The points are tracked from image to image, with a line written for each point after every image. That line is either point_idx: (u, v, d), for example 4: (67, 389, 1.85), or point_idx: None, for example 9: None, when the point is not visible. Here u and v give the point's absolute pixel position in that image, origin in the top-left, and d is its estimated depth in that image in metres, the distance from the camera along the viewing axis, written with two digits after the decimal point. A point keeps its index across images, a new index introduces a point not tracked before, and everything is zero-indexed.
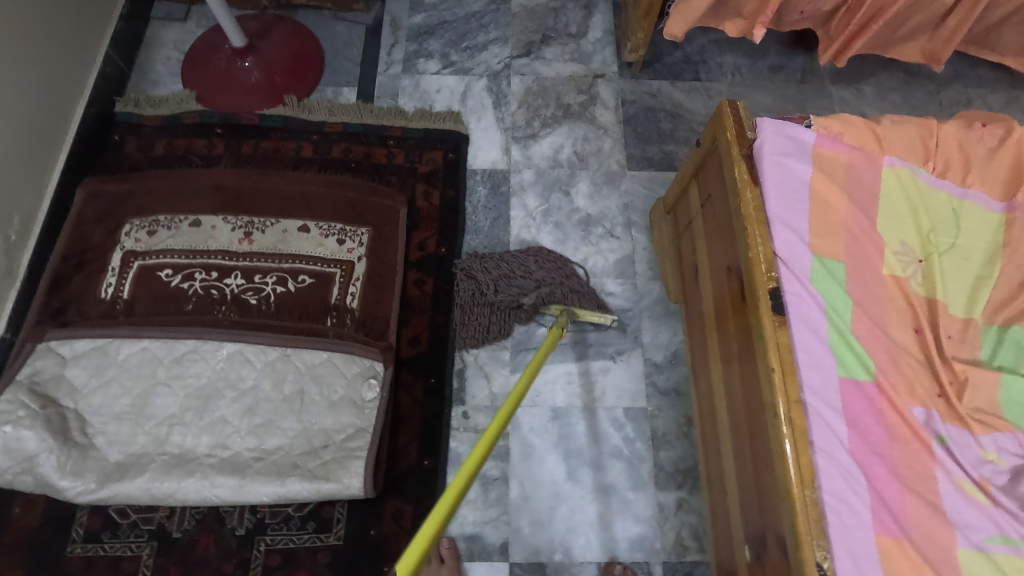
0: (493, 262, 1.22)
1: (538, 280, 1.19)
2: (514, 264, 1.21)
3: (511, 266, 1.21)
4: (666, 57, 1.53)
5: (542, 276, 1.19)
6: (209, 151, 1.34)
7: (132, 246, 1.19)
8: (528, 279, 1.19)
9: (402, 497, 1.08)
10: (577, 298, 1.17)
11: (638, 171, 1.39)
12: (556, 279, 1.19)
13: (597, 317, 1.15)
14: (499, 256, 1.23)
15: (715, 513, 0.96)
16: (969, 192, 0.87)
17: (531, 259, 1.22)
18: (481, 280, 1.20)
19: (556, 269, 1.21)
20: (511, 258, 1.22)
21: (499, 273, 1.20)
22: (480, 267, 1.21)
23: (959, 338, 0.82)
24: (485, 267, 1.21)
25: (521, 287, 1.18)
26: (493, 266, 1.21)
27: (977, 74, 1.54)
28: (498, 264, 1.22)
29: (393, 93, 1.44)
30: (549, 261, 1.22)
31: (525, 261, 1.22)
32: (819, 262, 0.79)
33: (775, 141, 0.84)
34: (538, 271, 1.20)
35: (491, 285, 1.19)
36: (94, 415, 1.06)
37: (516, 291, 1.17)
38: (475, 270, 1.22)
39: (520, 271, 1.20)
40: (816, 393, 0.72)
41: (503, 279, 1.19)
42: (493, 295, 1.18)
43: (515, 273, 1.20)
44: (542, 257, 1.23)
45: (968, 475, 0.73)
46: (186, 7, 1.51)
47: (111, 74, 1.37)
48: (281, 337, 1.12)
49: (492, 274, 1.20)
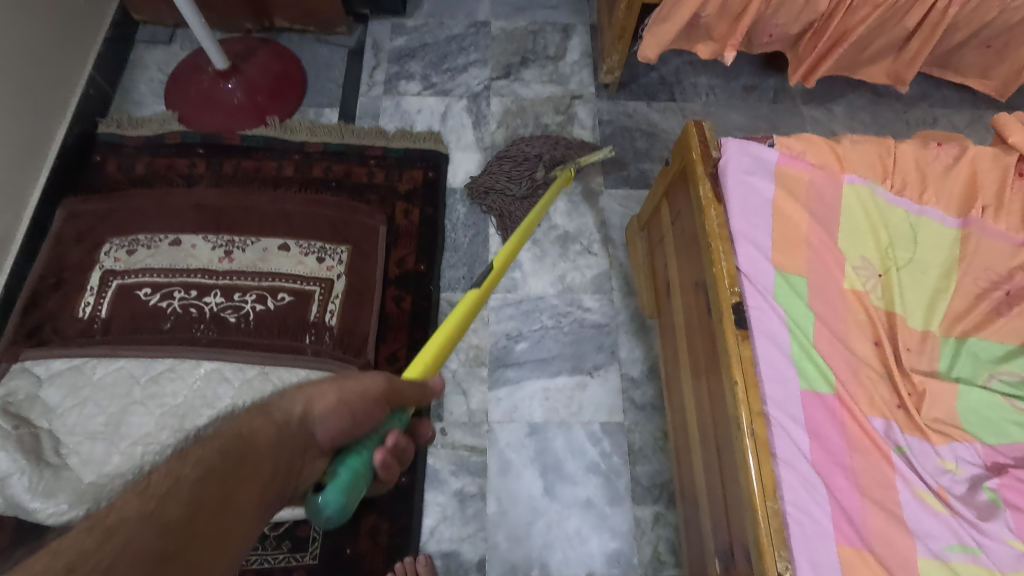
0: (497, 160, 1.37)
1: (537, 151, 1.36)
2: (512, 150, 1.37)
3: (515, 153, 1.37)
4: (642, 78, 1.57)
5: (538, 151, 1.36)
6: (191, 171, 1.35)
7: (112, 265, 1.20)
8: (528, 157, 1.35)
9: (379, 515, 1.07)
10: (573, 151, 1.37)
11: (615, 189, 1.42)
12: (550, 145, 1.37)
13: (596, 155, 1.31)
14: (499, 157, 1.37)
15: (688, 526, 0.96)
16: (926, 209, 0.90)
17: (520, 141, 1.38)
18: (497, 182, 1.35)
19: (545, 140, 1.38)
20: (506, 154, 1.37)
21: (504, 164, 1.36)
22: (489, 173, 1.36)
23: (918, 350, 0.84)
24: (494, 164, 1.36)
25: (526, 169, 1.34)
26: (500, 168, 1.35)
27: (942, 94, 1.59)
28: (504, 159, 1.36)
29: (374, 114, 1.47)
30: (536, 139, 1.39)
31: (519, 146, 1.38)
32: (781, 276, 0.82)
33: (738, 159, 0.87)
34: (532, 145, 1.37)
35: (505, 176, 1.35)
36: (68, 435, 1.05)
37: (523, 164, 1.35)
38: (485, 176, 1.36)
39: (523, 151, 1.36)
40: (778, 406, 0.74)
41: (513, 168, 1.35)
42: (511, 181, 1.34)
43: (518, 159, 1.36)
44: (532, 139, 1.39)
45: (927, 485, 0.74)
46: (171, 30, 1.54)
47: (94, 95, 1.38)
48: (259, 355, 1.13)
49: (498, 169, 1.35)
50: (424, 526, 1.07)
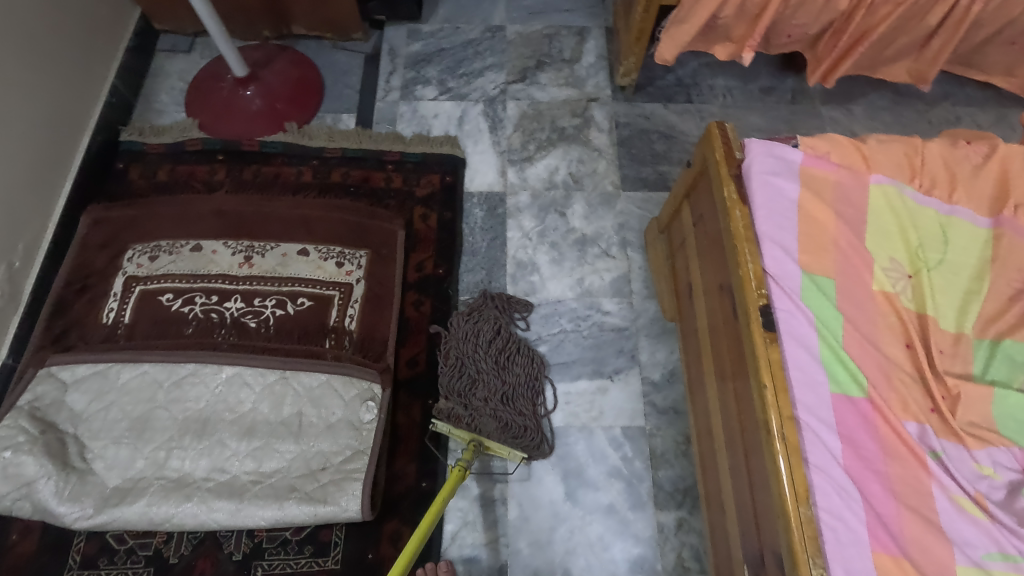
0: (484, 360, 1.14)
1: (490, 371, 1.14)
2: (503, 342, 1.17)
3: (493, 359, 1.15)
4: (658, 80, 1.56)
5: (506, 375, 1.14)
6: (211, 177, 1.37)
7: (134, 271, 1.21)
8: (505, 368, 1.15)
9: (401, 519, 1.07)
10: (496, 428, 1.08)
11: (633, 192, 1.41)
12: (520, 392, 1.14)
13: (506, 452, 1.04)
14: (509, 334, 1.19)
15: (714, 532, 0.95)
16: (956, 209, 0.89)
17: (527, 366, 1.16)
18: (478, 327, 1.18)
19: (528, 388, 1.15)
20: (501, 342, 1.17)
21: (486, 363, 1.14)
22: (488, 325, 1.18)
23: (951, 352, 0.82)
24: (489, 325, 1.18)
25: (475, 366, 1.14)
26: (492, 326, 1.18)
27: (965, 92, 1.57)
28: (507, 353, 1.17)
29: (392, 119, 1.47)
30: (531, 362, 1.17)
31: (507, 360, 1.16)
32: (809, 279, 0.80)
33: (763, 161, 0.86)
34: (509, 360, 1.16)
35: (477, 345, 1.16)
36: (93, 439, 1.06)
37: (471, 378, 1.13)
38: (465, 357, 1.15)
39: (494, 360, 1.15)
40: (809, 410, 0.72)
41: (477, 365, 1.14)
42: (467, 376, 1.14)
43: (484, 365, 1.14)
44: (532, 356, 1.18)
45: (964, 491, 0.72)
46: (191, 39, 1.56)
47: (117, 104, 1.40)
48: (279, 359, 1.13)
49: (483, 333, 1.17)
50: (445, 532, 1.07)
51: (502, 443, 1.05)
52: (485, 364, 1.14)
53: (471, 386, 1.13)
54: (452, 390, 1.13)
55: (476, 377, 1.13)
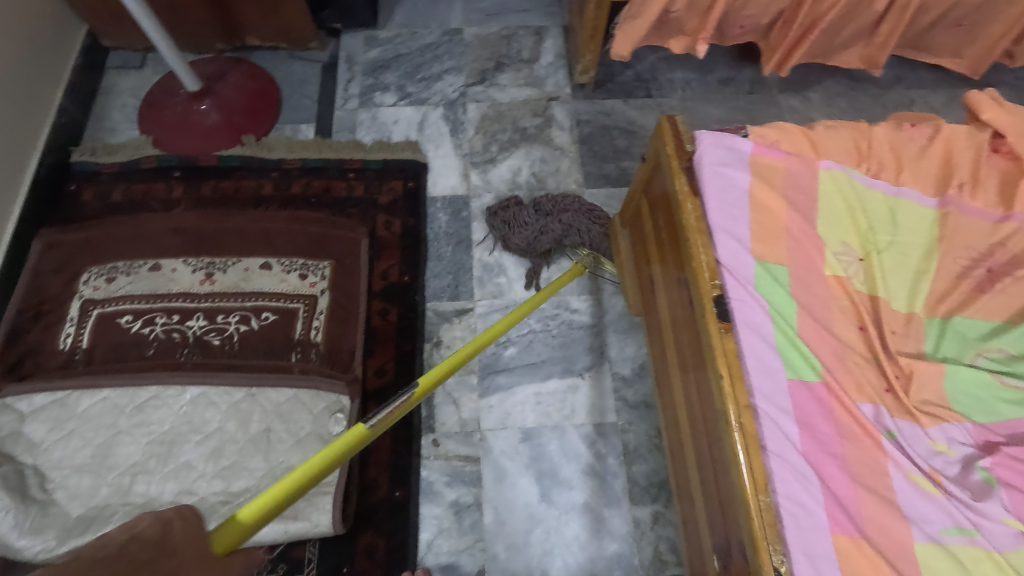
0: (542, 214, 1.30)
1: (562, 221, 1.29)
2: (544, 205, 1.31)
3: (552, 213, 1.30)
4: (617, 76, 1.57)
5: (574, 215, 1.29)
6: (168, 195, 1.34)
7: (91, 294, 1.19)
8: (565, 208, 1.30)
9: (375, 532, 1.06)
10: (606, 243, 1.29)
11: (597, 188, 1.41)
12: (584, 210, 1.31)
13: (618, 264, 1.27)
14: (532, 203, 1.32)
15: (686, 524, 0.95)
16: (903, 190, 0.90)
17: (573, 198, 1.32)
18: (520, 221, 1.30)
19: (584, 205, 1.32)
20: (537, 203, 1.31)
21: (547, 215, 1.30)
22: (521, 209, 1.31)
23: (903, 332, 0.83)
24: (523, 211, 1.30)
25: (549, 232, 1.28)
26: (527, 210, 1.30)
27: (917, 76, 1.59)
28: (554, 206, 1.31)
29: (351, 127, 1.46)
30: (573, 200, 1.32)
31: (555, 211, 1.30)
32: (763, 267, 0.81)
33: (713, 152, 0.86)
34: (559, 207, 1.30)
35: (530, 220, 1.30)
36: (54, 469, 1.03)
37: (554, 227, 1.28)
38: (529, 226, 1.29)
39: (545, 215, 1.30)
40: (766, 398, 0.73)
41: (553, 220, 1.29)
42: (547, 234, 1.27)
43: (552, 220, 1.29)
44: (568, 203, 1.32)
45: (920, 468, 0.73)
46: (142, 55, 1.53)
47: (66, 125, 1.37)
48: (244, 377, 1.11)
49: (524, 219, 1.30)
50: (421, 540, 1.06)
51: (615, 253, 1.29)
52: (547, 220, 1.29)
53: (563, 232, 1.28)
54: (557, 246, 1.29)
55: (555, 224, 1.28)
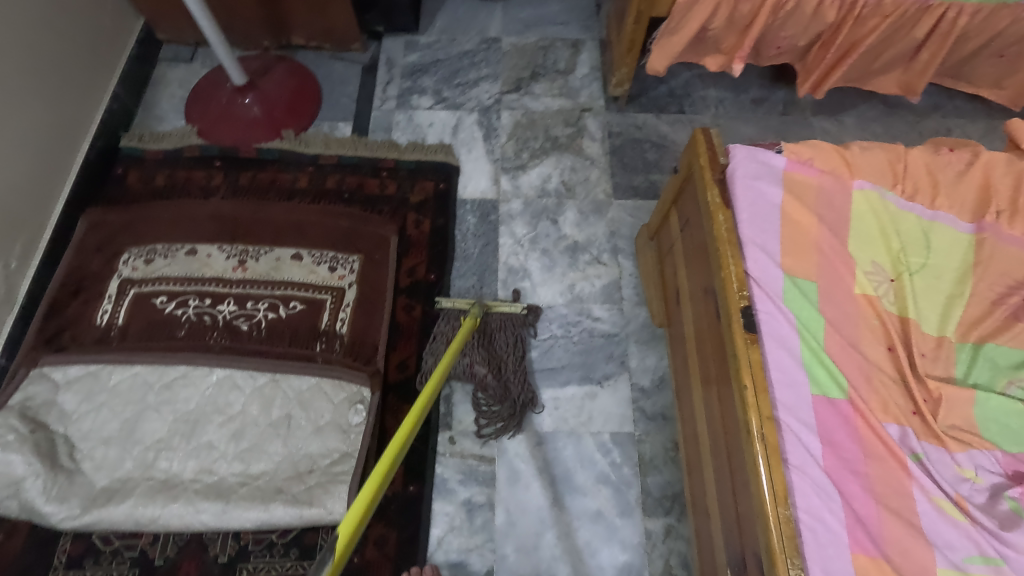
0: (513, 321, 1.21)
1: (503, 361, 1.17)
2: (518, 363, 1.18)
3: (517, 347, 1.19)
4: (651, 91, 1.58)
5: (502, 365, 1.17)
6: (208, 183, 1.39)
7: (129, 273, 1.23)
8: (502, 368, 1.16)
9: (387, 523, 1.06)
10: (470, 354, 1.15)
11: (625, 200, 1.42)
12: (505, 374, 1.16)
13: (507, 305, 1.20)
14: (519, 353, 1.19)
15: (700, 538, 0.94)
16: (938, 214, 0.89)
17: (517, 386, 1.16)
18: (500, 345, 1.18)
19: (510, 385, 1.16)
20: (514, 362, 1.18)
21: (516, 356, 1.18)
22: (511, 349, 1.18)
23: (933, 355, 0.83)
24: (508, 355, 1.18)
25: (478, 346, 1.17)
26: (514, 353, 1.18)
27: (955, 105, 1.58)
28: (517, 351, 1.19)
29: (387, 127, 1.49)
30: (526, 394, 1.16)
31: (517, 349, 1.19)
32: (791, 281, 0.81)
33: (747, 165, 0.87)
34: (516, 364, 1.18)
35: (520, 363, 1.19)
36: (82, 440, 1.07)
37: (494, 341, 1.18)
38: (503, 320, 1.20)
39: (518, 351, 1.19)
40: (789, 410, 0.72)
41: (513, 343, 1.19)
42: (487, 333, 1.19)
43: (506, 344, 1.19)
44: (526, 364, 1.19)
45: (945, 493, 0.72)
46: (192, 49, 1.59)
47: (118, 110, 1.43)
48: (270, 362, 1.14)
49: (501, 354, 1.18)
50: (431, 536, 1.06)
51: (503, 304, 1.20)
52: (511, 342, 1.19)
53: (493, 367, 1.16)
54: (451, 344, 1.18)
55: (490, 347, 1.17)
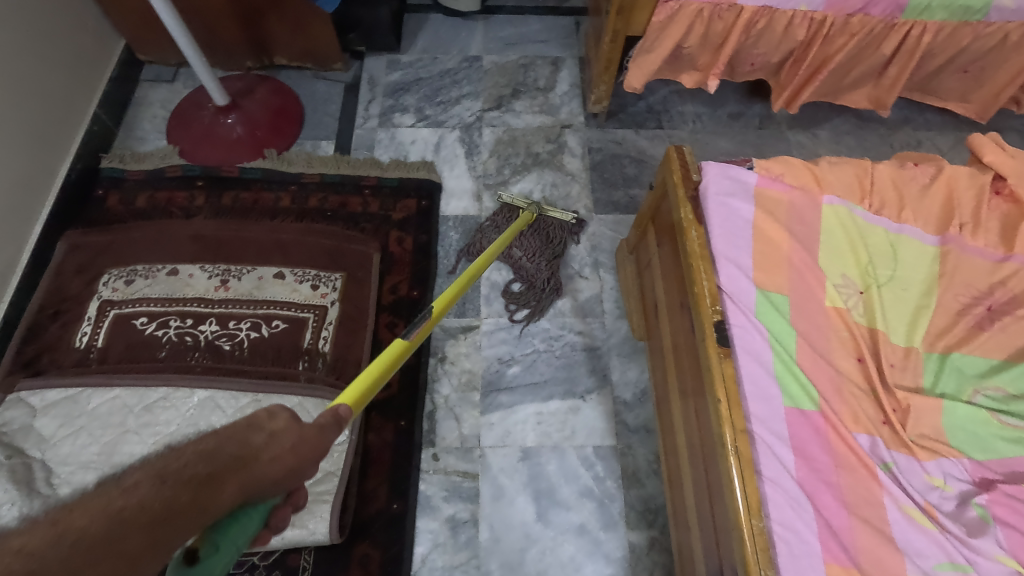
0: (562, 225, 1.36)
1: (544, 251, 1.34)
2: (555, 256, 1.34)
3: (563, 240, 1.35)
4: (630, 107, 1.61)
5: (541, 253, 1.33)
6: (190, 203, 1.39)
7: (110, 295, 1.22)
8: (540, 256, 1.33)
9: (370, 543, 1.06)
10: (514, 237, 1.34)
11: (605, 214, 1.44)
12: (541, 262, 1.33)
13: (558, 212, 1.35)
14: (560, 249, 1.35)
15: (681, 550, 0.95)
16: (905, 227, 0.92)
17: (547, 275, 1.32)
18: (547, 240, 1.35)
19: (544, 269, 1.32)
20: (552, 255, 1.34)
21: (554, 251, 1.34)
22: (556, 247, 1.34)
23: (901, 366, 0.85)
24: (552, 248, 1.34)
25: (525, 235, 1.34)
26: (557, 249, 1.34)
27: (925, 118, 1.62)
28: (558, 245, 1.35)
29: (369, 146, 1.51)
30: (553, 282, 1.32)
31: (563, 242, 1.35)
32: (762, 295, 0.83)
33: (719, 182, 0.89)
34: (554, 256, 1.34)
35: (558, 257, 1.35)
36: (60, 465, 1.04)
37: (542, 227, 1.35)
38: (555, 222, 1.35)
39: (560, 248, 1.35)
40: (762, 423, 0.74)
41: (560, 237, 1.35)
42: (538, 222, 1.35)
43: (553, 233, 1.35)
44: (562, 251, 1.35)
45: (915, 502, 0.74)
46: (174, 69, 1.60)
47: (98, 132, 1.43)
48: (251, 383, 1.14)
49: (545, 247, 1.34)
50: (415, 554, 1.06)
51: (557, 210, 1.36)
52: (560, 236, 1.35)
53: (534, 253, 1.33)
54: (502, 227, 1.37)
55: (538, 240, 1.34)
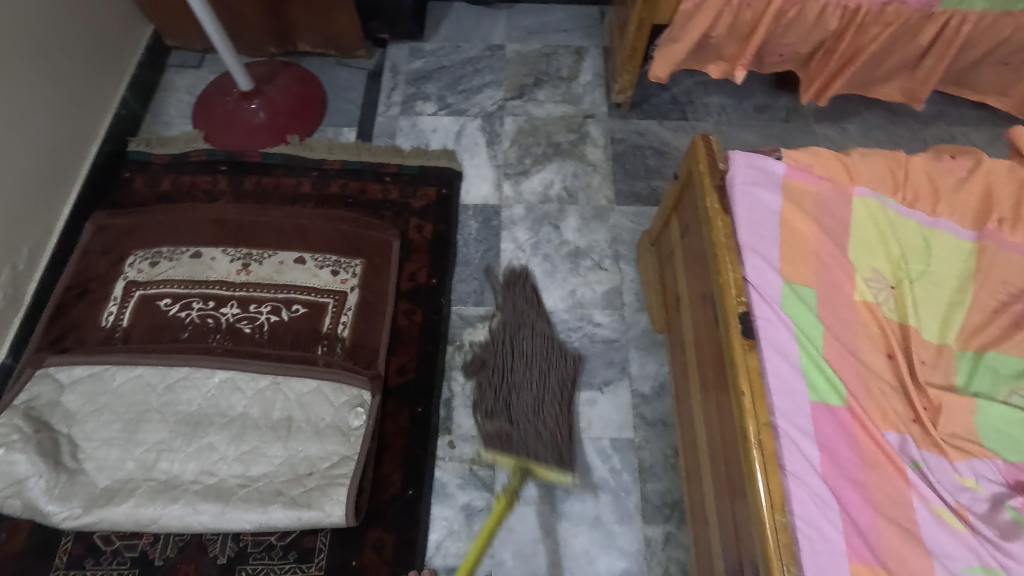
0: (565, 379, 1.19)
1: (535, 392, 1.14)
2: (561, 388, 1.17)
3: (541, 337, 1.23)
4: (654, 98, 1.59)
5: (542, 391, 1.15)
6: (213, 187, 1.40)
7: (134, 276, 1.24)
8: (531, 393, 1.14)
9: (385, 527, 1.07)
10: (509, 374, 1.15)
11: (626, 206, 1.42)
12: (553, 394, 1.16)
13: (557, 476, 1.03)
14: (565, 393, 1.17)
15: (698, 546, 0.94)
16: (939, 221, 0.89)
17: (554, 415, 1.12)
18: (534, 392, 1.14)
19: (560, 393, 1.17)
20: (550, 388, 1.16)
21: (544, 404, 1.13)
22: (555, 392, 1.16)
23: (933, 363, 0.82)
24: (552, 399, 1.15)
25: (513, 387, 1.14)
26: (553, 381, 1.17)
27: (960, 112, 1.58)
28: (562, 390, 1.17)
29: (391, 133, 1.51)
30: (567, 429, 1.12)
31: (543, 348, 1.21)
32: (789, 287, 0.81)
33: (745, 172, 0.87)
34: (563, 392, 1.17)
35: (558, 403, 1.14)
36: (85, 440, 1.07)
37: (518, 353, 1.19)
38: (555, 390, 1.16)
39: (555, 398, 1.15)
40: (786, 417, 0.72)
41: (523, 318, 1.25)
42: (510, 361, 1.17)
43: (529, 359, 1.18)
44: (568, 356, 1.22)
45: (945, 501, 0.72)
46: (200, 55, 1.61)
47: (126, 115, 1.45)
48: (271, 365, 1.14)
49: (544, 398, 1.14)
50: (430, 540, 1.06)
51: (551, 468, 1.03)
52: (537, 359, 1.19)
53: (514, 398, 1.12)
54: (500, 355, 1.18)
55: (537, 396, 1.14)
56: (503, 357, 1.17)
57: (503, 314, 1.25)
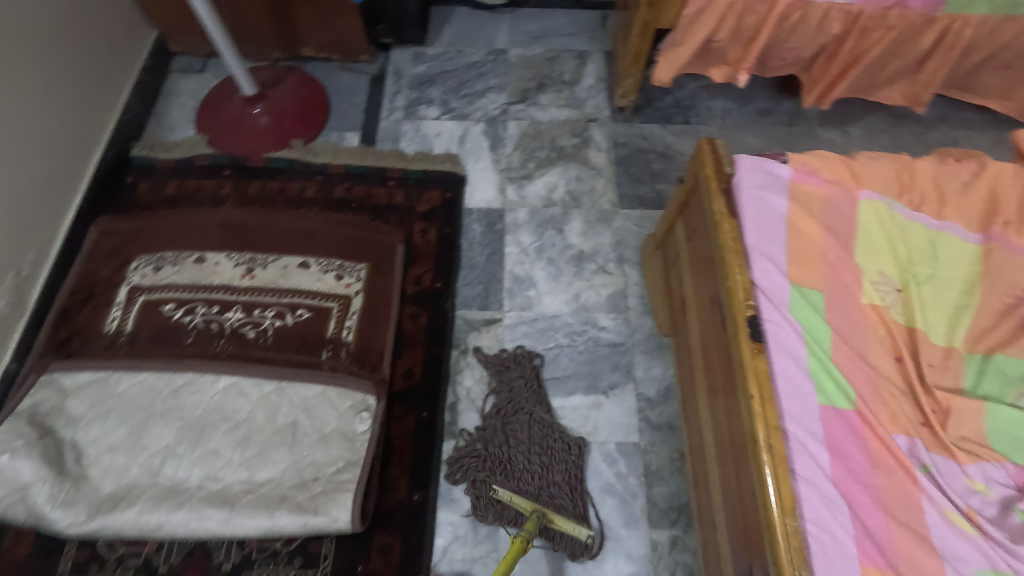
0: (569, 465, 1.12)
1: (538, 473, 1.11)
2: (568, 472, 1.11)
3: (541, 425, 1.16)
4: (657, 102, 1.59)
5: (545, 476, 1.11)
6: (217, 191, 1.40)
7: (139, 281, 1.24)
8: (535, 475, 1.11)
9: (391, 532, 1.06)
10: (507, 458, 1.12)
11: (631, 210, 1.43)
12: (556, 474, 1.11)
13: (572, 528, 1.00)
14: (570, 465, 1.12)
15: (707, 550, 0.93)
16: (946, 225, 0.89)
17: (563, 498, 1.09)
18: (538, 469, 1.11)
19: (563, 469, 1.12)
20: (555, 470, 1.11)
21: (549, 478, 1.10)
22: (560, 467, 1.12)
23: (942, 366, 0.82)
24: (559, 479, 1.10)
25: (515, 467, 1.11)
26: (559, 461, 1.12)
27: (962, 116, 1.58)
28: (568, 466, 1.12)
29: (395, 137, 1.51)
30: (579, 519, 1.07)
31: (542, 435, 1.15)
32: (797, 291, 0.81)
33: (752, 176, 0.87)
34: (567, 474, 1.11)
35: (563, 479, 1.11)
36: (90, 446, 1.07)
37: (514, 441, 1.14)
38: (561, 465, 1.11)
39: (562, 478, 1.11)
40: (796, 421, 0.72)
41: (522, 401, 1.18)
42: (507, 450, 1.13)
43: (527, 447, 1.13)
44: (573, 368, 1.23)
45: (955, 505, 0.72)
46: (204, 60, 1.62)
47: (130, 120, 1.46)
48: (276, 370, 1.14)
49: (550, 472, 1.11)
50: (436, 545, 1.06)
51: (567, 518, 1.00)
52: (533, 449, 1.13)
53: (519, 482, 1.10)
54: (500, 433, 1.14)
55: (542, 475, 1.11)
56: (501, 437, 1.14)
57: (498, 399, 1.18)
